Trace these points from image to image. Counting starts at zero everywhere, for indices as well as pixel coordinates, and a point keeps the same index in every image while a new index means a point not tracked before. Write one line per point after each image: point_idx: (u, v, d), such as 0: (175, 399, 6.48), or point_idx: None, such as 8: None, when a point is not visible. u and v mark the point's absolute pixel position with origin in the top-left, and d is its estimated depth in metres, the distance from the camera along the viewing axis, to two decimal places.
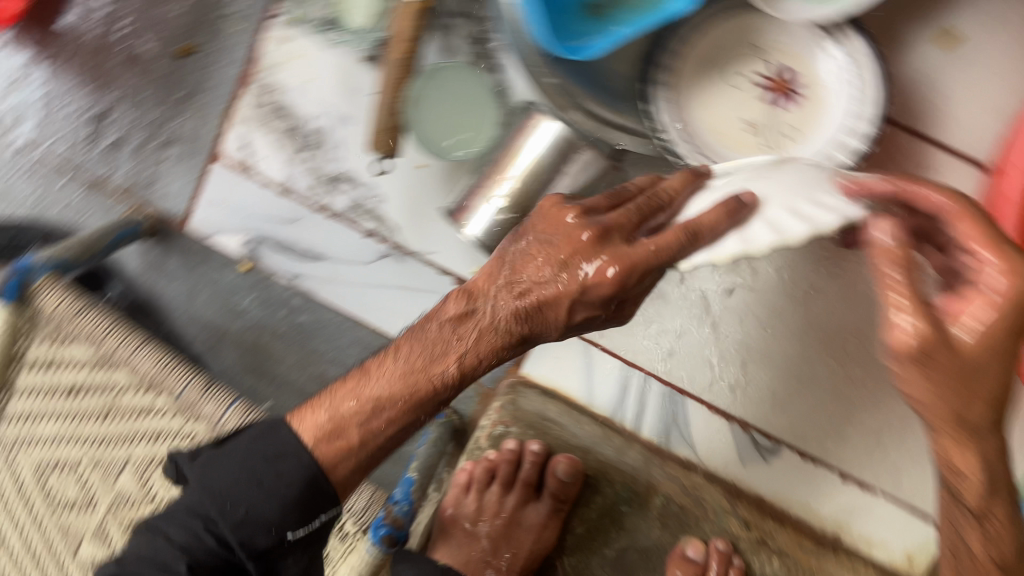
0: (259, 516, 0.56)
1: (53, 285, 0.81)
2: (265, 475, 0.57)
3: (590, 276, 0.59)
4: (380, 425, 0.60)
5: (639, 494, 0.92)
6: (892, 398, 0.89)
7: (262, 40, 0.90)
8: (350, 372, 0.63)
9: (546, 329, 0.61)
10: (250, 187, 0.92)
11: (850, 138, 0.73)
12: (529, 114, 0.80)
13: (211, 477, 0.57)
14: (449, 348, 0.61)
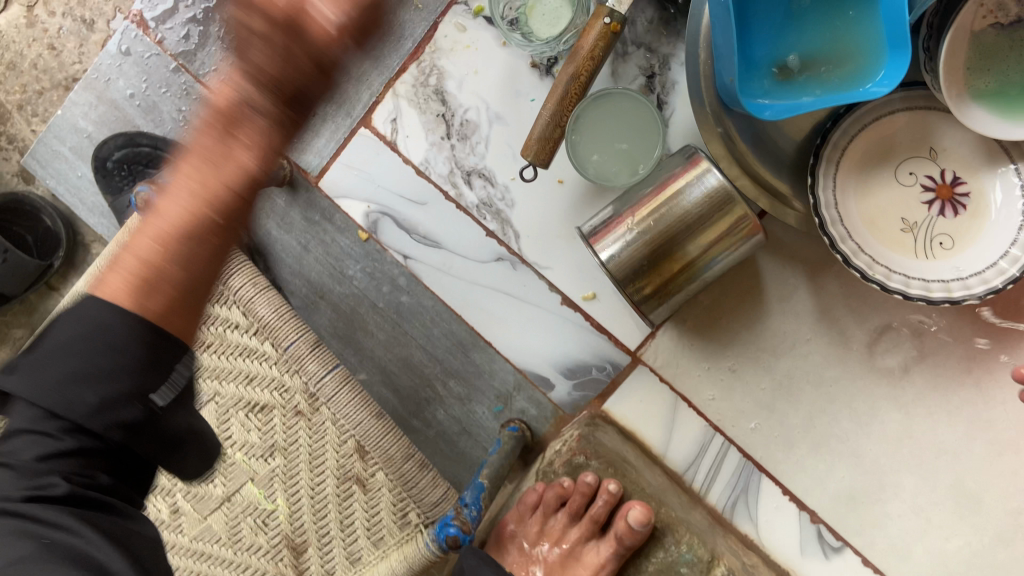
0: (115, 389, 0.55)
1: None
2: (105, 347, 0.54)
3: (309, 12, 0.47)
4: (182, 261, 0.55)
5: (704, 561, 0.78)
6: (970, 528, 0.87)
7: (440, 23, 0.91)
8: (142, 218, 0.56)
9: (275, 124, 0.51)
10: (390, 157, 0.94)
11: (1010, 263, 0.75)
12: (691, 154, 0.79)
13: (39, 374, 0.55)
14: (222, 161, 0.53)
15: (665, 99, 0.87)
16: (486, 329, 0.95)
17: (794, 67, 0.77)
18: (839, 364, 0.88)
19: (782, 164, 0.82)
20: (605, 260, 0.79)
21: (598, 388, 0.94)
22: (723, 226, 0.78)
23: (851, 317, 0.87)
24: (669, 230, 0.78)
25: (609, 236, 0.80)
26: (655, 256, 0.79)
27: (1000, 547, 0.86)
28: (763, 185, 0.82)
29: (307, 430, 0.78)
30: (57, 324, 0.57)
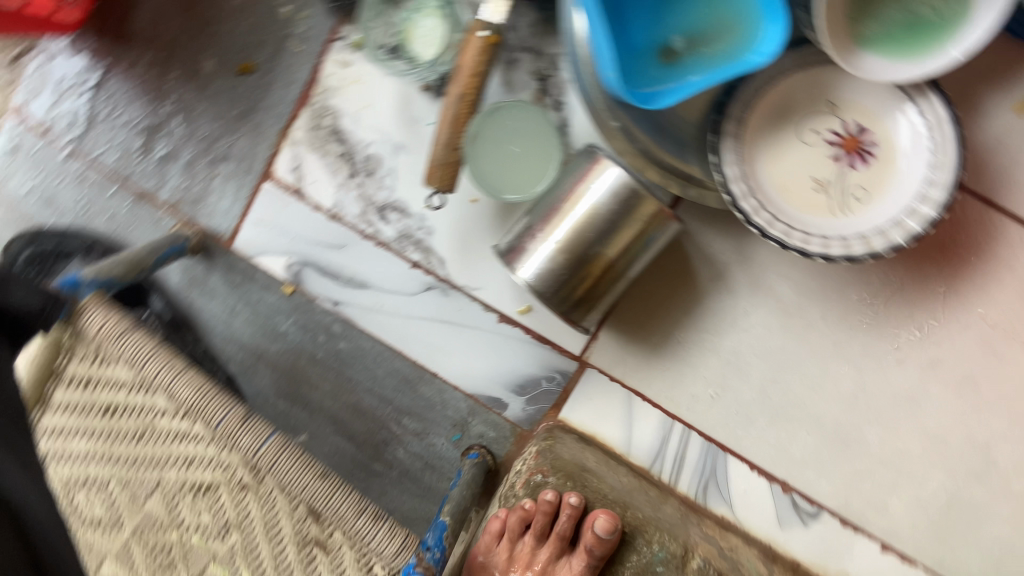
0: None
1: (99, 306, 0.77)
2: None
3: None
4: None
5: (677, 556, 0.81)
6: (941, 471, 0.87)
7: (322, 62, 0.89)
8: None
9: None
10: (298, 209, 0.91)
11: (925, 204, 0.73)
12: (592, 156, 0.78)
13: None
14: None
15: (562, 99, 0.85)
16: (428, 360, 0.93)
17: (680, 49, 0.77)
18: (783, 332, 0.87)
19: (687, 145, 0.81)
20: (526, 277, 0.78)
21: (551, 399, 0.92)
22: (635, 223, 0.77)
23: (787, 283, 0.86)
24: (581, 236, 0.77)
25: (527, 251, 0.79)
26: (575, 262, 0.78)
27: (974, 484, 0.86)
28: (672, 171, 0.80)
29: (257, 501, 0.75)
30: None
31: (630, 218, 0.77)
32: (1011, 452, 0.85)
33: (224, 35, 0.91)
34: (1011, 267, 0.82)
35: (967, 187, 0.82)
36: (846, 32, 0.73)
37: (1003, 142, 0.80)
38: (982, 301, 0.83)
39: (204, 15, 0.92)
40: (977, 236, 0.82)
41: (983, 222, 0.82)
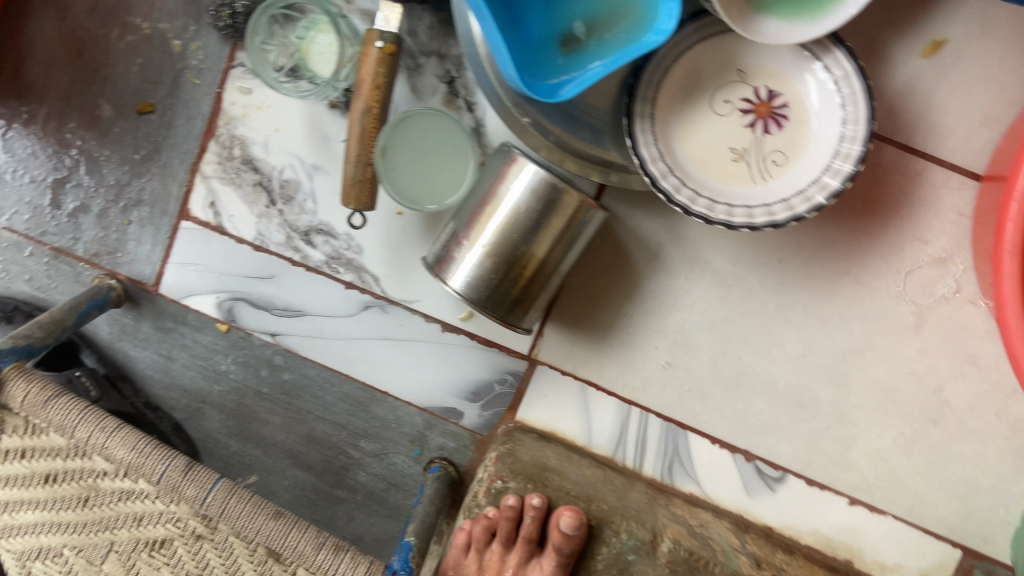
0: None
1: (22, 374, 0.74)
2: None
3: None
4: None
5: (648, 541, 0.80)
6: (897, 419, 0.87)
7: (223, 92, 0.87)
8: None
9: None
10: (222, 243, 0.89)
11: (843, 160, 0.73)
12: (508, 154, 0.77)
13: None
14: None
15: (472, 99, 0.84)
16: (376, 380, 0.91)
17: (582, 35, 0.76)
18: (724, 303, 0.87)
19: (601, 132, 0.80)
20: (457, 286, 0.77)
21: (506, 401, 0.91)
22: (559, 217, 0.76)
23: (722, 254, 0.86)
24: (507, 237, 0.76)
25: (455, 260, 0.78)
26: (503, 264, 0.76)
27: (930, 427, 0.87)
28: (591, 159, 0.80)
29: (215, 550, 0.76)
30: None
31: (555, 212, 0.76)
32: (963, 390, 0.86)
33: (119, 77, 0.89)
34: (937, 208, 0.83)
35: (883, 135, 0.82)
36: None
37: (912, 86, 0.80)
38: (915, 246, 0.83)
39: (96, 58, 0.89)
40: (900, 183, 0.83)
41: (903, 166, 0.82)
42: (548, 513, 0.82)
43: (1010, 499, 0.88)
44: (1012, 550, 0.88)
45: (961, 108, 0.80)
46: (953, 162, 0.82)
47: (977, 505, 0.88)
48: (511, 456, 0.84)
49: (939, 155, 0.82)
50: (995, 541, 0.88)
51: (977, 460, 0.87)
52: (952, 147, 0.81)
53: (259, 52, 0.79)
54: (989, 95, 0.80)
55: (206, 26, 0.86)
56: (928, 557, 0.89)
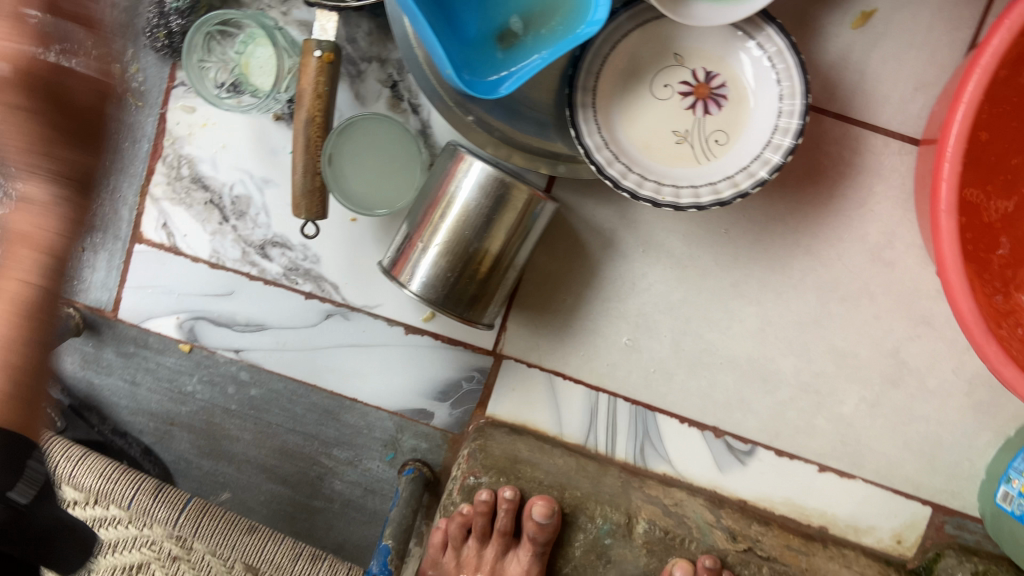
0: None
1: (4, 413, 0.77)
2: None
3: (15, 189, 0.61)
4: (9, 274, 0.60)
5: (623, 524, 0.81)
6: (859, 384, 0.89)
7: (166, 112, 0.86)
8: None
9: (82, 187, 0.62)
10: (178, 263, 0.90)
11: (782, 135, 0.75)
12: (455, 153, 0.77)
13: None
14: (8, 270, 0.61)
15: (416, 102, 0.84)
16: (343, 388, 0.92)
17: (518, 30, 0.76)
18: (681, 284, 0.88)
19: (546, 124, 0.80)
20: (416, 288, 0.78)
21: (475, 398, 0.91)
22: (510, 212, 0.76)
23: (675, 236, 0.87)
24: (460, 235, 0.77)
25: (410, 262, 0.78)
26: (459, 262, 0.77)
27: (891, 389, 0.89)
28: (538, 152, 0.80)
29: (191, 571, 0.77)
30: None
31: (504, 208, 0.76)
32: (919, 351, 0.87)
33: None
34: (879, 175, 0.84)
35: (822, 108, 0.84)
36: None
37: (846, 58, 0.82)
38: (861, 214, 0.85)
39: None
40: (842, 153, 0.84)
41: (843, 137, 0.84)
42: (521, 503, 0.84)
43: (975, 453, 0.89)
44: (979, 503, 0.89)
45: (895, 76, 0.82)
46: (892, 129, 0.83)
47: (942, 462, 0.90)
48: (483, 453, 0.85)
49: (877, 124, 0.83)
50: (963, 495, 0.90)
51: (940, 418, 0.89)
52: (889, 115, 0.83)
53: (198, 69, 0.79)
54: (922, 61, 0.82)
55: (143, 47, 0.86)
56: (901, 517, 0.91)
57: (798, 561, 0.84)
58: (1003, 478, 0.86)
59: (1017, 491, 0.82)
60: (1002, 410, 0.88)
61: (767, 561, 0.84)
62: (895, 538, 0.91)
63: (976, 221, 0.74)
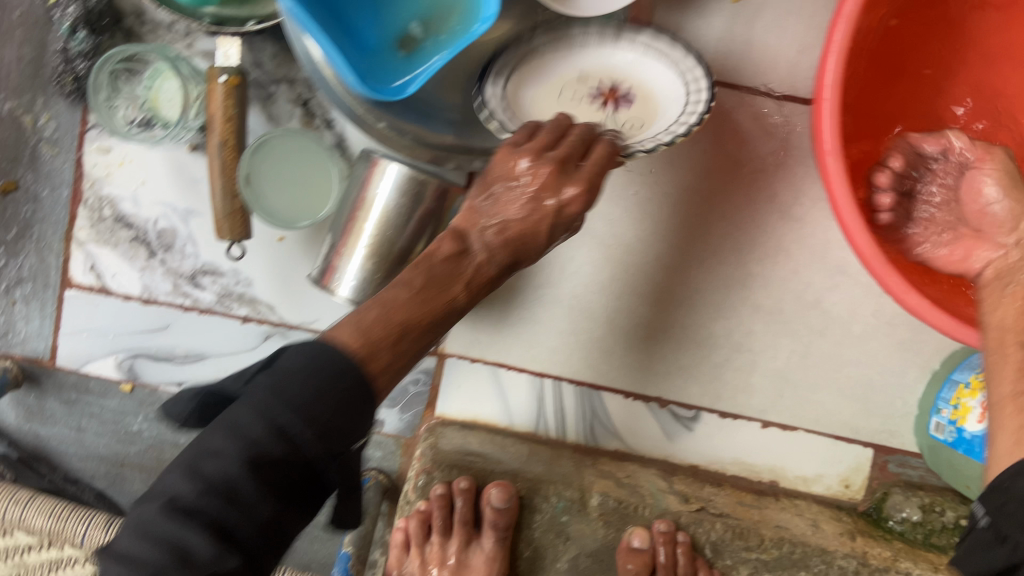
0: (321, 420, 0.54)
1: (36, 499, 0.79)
2: (323, 381, 0.55)
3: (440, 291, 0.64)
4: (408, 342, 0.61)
5: (576, 500, 0.83)
6: (788, 338, 0.92)
7: (82, 156, 0.87)
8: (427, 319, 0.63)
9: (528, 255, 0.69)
10: (109, 303, 0.90)
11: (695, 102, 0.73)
12: (370, 159, 0.79)
13: (284, 387, 0.54)
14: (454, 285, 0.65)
15: (329, 117, 0.87)
16: None
17: (418, 35, 0.80)
18: (607, 263, 0.91)
19: (455, 122, 0.82)
20: (347, 293, 0.79)
21: (423, 400, 0.93)
22: (429, 213, 0.79)
23: (596, 217, 0.90)
24: (383, 238, 0.78)
25: (338, 269, 0.79)
26: (386, 264, 0.79)
27: (819, 339, 0.92)
28: (451, 148, 0.82)
29: None
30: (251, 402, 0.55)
31: (423, 208, 0.78)
32: (840, 299, 0.91)
33: None
34: (778, 137, 0.89)
35: (716, 81, 0.88)
36: None
37: (730, 31, 0.87)
38: (768, 177, 0.89)
39: None
40: (742, 119, 0.88)
41: (738, 105, 0.88)
42: (476, 493, 0.87)
43: (905, 391, 0.93)
44: (916, 438, 0.93)
45: (778, 43, 0.87)
46: (783, 94, 0.88)
47: (876, 403, 0.94)
48: (434, 449, 0.86)
49: (769, 90, 0.88)
50: (901, 433, 0.94)
51: (868, 362, 0.93)
52: (779, 80, 0.88)
53: (107, 108, 0.81)
54: (802, 25, 0.86)
55: (53, 95, 0.86)
56: (845, 462, 0.94)
57: (751, 514, 0.86)
58: (933, 410, 0.90)
59: (946, 420, 0.86)
60: (922, 345, 0.92)
61: (720, 517, 0.86)
62: (843, 483, 0.95)
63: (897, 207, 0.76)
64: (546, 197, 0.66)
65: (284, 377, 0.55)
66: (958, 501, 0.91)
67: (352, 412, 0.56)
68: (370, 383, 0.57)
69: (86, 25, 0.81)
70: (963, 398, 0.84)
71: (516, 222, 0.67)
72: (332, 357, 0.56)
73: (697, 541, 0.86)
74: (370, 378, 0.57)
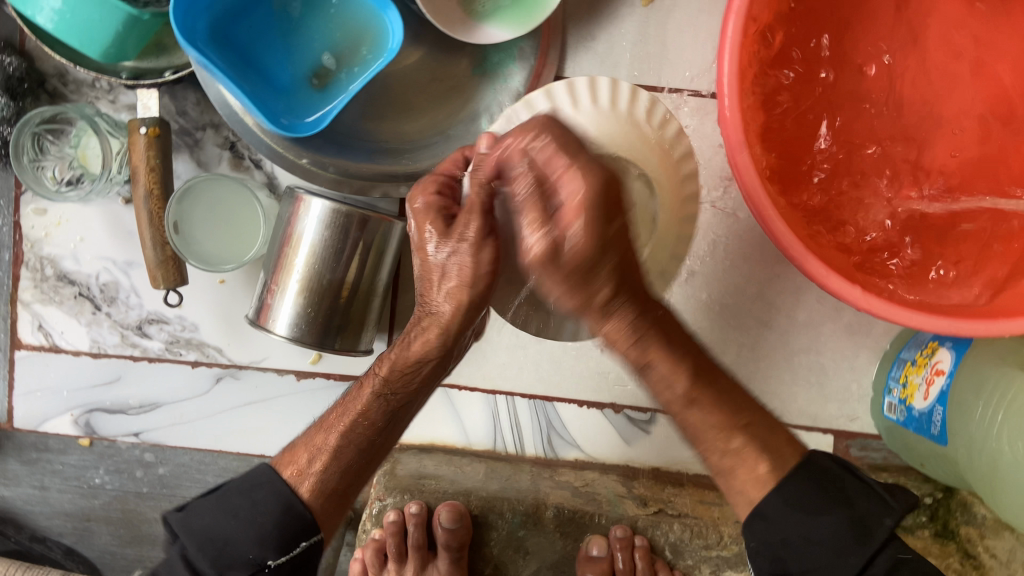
0: (239, 547, 0.67)
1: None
2: (241, 508, 0.69)
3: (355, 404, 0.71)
4: (336, 446, 0.71)
5: (531, 514, 0.88)
6: (735, 333, 0.92)
7: (20, 219, 0.88)
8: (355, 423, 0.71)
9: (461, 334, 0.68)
10: (60, 361, 0.91)
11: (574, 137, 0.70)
12: (295, 195, 0.79)
13: (197, 520, 0.68)
14: (368, 384, 0.71)
15: (256, 157, 0.88)
16: (246, 447, 0.93)
17: (331, 67, 0.79)
18: None
19: (376, 148, 0.84)
20: (283, 331, 0.79)
21: None
22: (357, 245, 0.78)
23: None
24: (313, 272, 0.79)
25: (273, 308, 0.80)
26: (318, 297, 0.79)
27: (766, 330, 0.92)
28: (376, 175, 0.82)
29: None
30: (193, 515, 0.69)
31: (349, 240, 0.78)
32: (780, 289, 0.91)
33: None
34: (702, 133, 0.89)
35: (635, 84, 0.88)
36: (461, 10, 0.78)
37: (644, 33, 0.87)
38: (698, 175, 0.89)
39: None
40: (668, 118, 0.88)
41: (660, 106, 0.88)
42: (429, 515, 0.91)
43: (859, 374, 0.92)
44: (875, 421, 0.92)
45: (693, 40, 0.87)
46: (703, 90, 0.88)
47: (833, 389, 0.92)
48: (390, 475, 0.92)
49: (690, 87, 0.88)
50: (860, 417, 0.93)
51: (820, 348, 0.92)
52: (698, 76, 0.87)
53: (34, 171, 0.82)
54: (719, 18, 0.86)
55: None
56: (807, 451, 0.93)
57: (711, 514, 0.89)
58: (886, 389, 0.88)
59: (898, 399, 0.85)
60: (872, 327, 0.91)
61: (678, 518, 0.90)
62: None
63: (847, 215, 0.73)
64: (427, 304, 0.66)
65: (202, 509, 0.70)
66: (922, 479, 0.91)
67: (262, 530, 0.68)
68: (288, 501, 0.69)
69: (5, 92, 0.81)
70: (911, 375, 0.83)
71: (396, 356, 0.70)
72: (253, 477, 0.71)
73: (654, 543, 0.90)
74: (292, 495, 0.70)
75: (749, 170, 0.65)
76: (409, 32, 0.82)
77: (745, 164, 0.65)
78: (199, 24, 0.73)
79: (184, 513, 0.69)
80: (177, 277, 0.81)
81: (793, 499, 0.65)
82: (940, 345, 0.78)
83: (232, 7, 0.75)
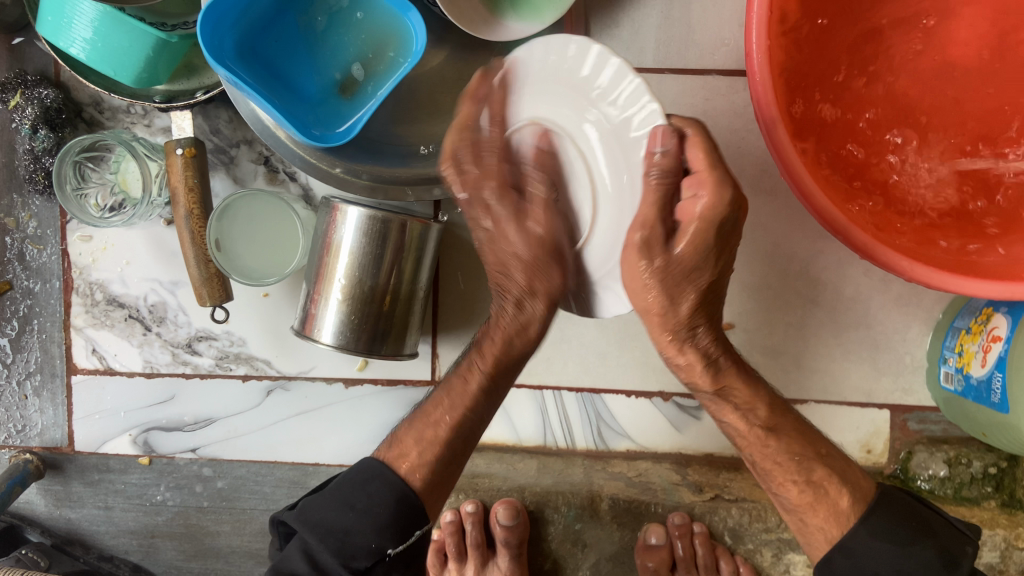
0: (356, 537, 0.68)
1: None
2: (356, 501, 0.69)
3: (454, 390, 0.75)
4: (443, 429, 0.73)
5: (587, 506, 0.88)
6: (780, 313, 0.90)
7: (67, 246, 0.90)
8: (455, 410, 0.74)
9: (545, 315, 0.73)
10: (116, 383, 0.93)
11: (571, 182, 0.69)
12: (331, 205, 0.80)
13: (315, 512, 0.69)
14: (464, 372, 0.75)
15: (291, 170, 0.89)
16: (301, 456, 0.94)
17: (359, 76, 0.79)
18: None
19: (402, 154, 0.84)
20: (330, 340, 0.80)
21: None
22: (393, 248, 0.79)
23: None
24: (355, 281, 0.79)
25: (318, 317, 0.81)
26: (361, 304, 0.79)
27: (813, 308, 0.90)
28: (404, 180, 0.83)
29: None
30: (325, 493, 0.71)
31: (388, 246, 0.78)
32: (824, 265, 0.89)
33: None
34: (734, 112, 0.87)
35: (663, 68, 0.86)
36: (484, 6, 0.77)
37: (668, 17, 0.85)
38: (732, 157, 0.87)
39: None
40: (701, 99, 0.87)
41: (687, 88, 0.86)
42: (485, 514, 0.92)
43: (912, 346, 0.90)
44: (930, 393, 0.89)
45: (717, 21, 0.85)
46: (732, 69, 0.86)
47: (884, 363, 0.90)
48: None
49: (717, 67, 0.86)
50: (916, 390, 0.90)
51: (871, 319, 0.90)
52: (725, 56, 0.86)
53: (77, 199, 0.84)
54: None
55: (29, 194, 0.90)
56: (865, 427, 0.91)
57: (769, 496, 0.88)
58: (941, 360, 0.86)
59: (954, 368, 0.83)
60: (923, 297, 0.89)
61: (736, 502, 0.89)
62: (864, 449, 0.92)
63: (871, 177, 0.72)
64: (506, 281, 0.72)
65: (322, 504, 0.70)
66: (985, 449, 0.90)
67: (377, 522, 0.68)
68: (401, 493, 0.70)
69: (45, 123, 0.84)
70: (966, 344, 0.81)
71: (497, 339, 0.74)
72: (362, 470, 0.72)
73: (712, 528, 0.90)
74: (403, 487, 0.71)
75: (786, 149, 0.64)
76: (432, 35, 0.83)
77: (782, 141, 0.64)
78: (227, 43, 0.73)
79: (307, 509, 0.70)
80: (217, 300, 0.82)
81: (878, 530, 0.70)
82: (997, 311, 0.76)
83: (256, 25, 0.76)
